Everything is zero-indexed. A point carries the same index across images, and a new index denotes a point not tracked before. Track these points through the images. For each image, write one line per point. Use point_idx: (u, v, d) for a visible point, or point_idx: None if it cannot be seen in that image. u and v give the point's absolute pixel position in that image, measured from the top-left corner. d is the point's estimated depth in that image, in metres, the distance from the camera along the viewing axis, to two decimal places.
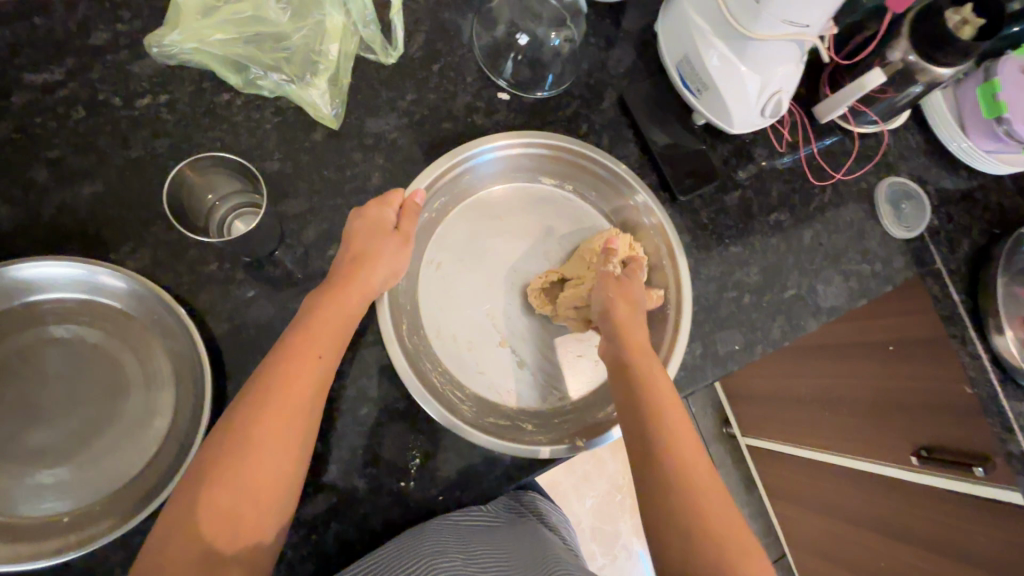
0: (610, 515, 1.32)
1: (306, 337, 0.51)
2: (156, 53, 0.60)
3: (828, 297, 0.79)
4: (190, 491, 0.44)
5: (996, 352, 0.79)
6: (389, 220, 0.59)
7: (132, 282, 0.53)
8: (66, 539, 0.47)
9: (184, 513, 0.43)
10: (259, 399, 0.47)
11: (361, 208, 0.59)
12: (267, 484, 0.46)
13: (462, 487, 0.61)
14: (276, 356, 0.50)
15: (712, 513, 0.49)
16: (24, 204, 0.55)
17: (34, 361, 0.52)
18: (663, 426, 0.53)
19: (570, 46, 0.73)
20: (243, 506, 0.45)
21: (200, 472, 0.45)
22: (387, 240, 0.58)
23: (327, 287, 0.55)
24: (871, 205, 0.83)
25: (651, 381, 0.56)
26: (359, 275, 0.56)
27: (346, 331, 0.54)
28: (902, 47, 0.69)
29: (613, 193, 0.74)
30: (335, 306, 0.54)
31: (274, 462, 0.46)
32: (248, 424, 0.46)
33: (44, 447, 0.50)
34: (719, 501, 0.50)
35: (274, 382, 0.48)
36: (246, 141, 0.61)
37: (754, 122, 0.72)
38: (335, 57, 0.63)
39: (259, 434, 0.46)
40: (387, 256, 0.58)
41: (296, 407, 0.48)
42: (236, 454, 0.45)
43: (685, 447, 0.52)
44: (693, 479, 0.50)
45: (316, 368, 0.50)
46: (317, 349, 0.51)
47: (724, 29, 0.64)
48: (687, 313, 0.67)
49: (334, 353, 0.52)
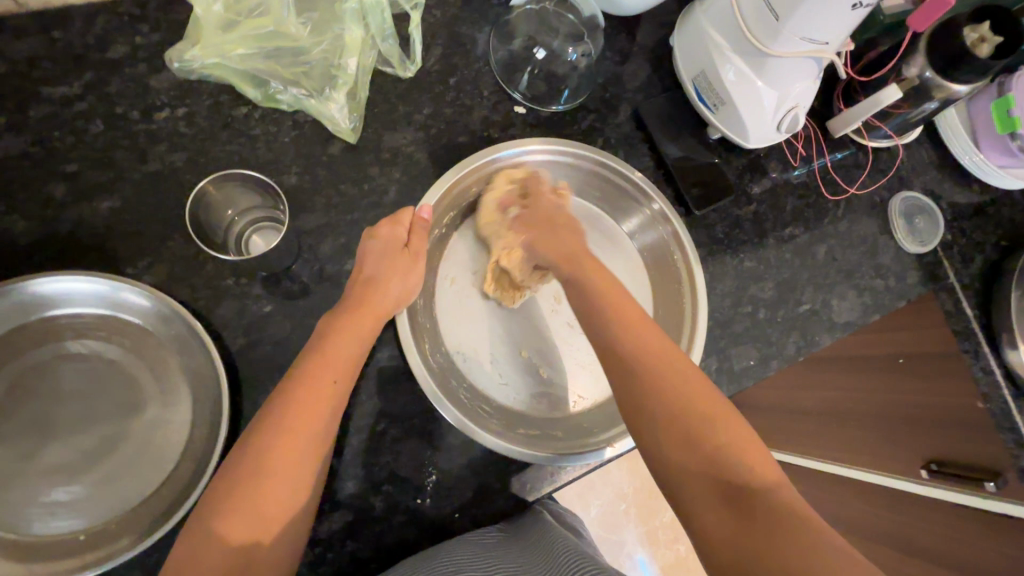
0: (616, 525, 1.31)
1: (322, 360, 0.50)
2: (177, 68, 0.59)
3: (842, 311, 0.80)
4: (206, 519, 0.43)
5: (1008, 366, 0.81)
6: (400, 238, 0.59)
7: (149, 297, 0.52)
8: (82, 558, 0.47)
9: (200, 540, 0.42)
10: (275, 420, 0.46)
11: (373, 227, 0.59)
12: (280, 511, 0.45)
13: (478, 504, 0.61)
14: (293, 377, 0.49)
15: (695, 401, 0.48)
16: (41, 217, 0.55)
17: (51, 376, 0.51)
18: (626, 328, 0.53)
19: (587, 60, 0.74)
20: (261, 532, 0.43)
21: (217, 499, 0.44)
22: (399, 257, 0.58)
23: (342, 308, 0.55)
24: (884, 219, 0.84)
25: (607, 289, 0.57)
26: (374, 294, 0.56)
27: (361, 354, 0.53)
28: (918, 63, 0.70)
29: (628, 204, 0.74)
30: (353, 329, 0.53)
31: (290, 487, 0.45)
32: (265, 446, 0.45)
33: (61, 464, 0.50)
34: (700, 388, 0.49)
35: (290, 403, 0.47)
36: (264, 155, 0.61)
37: (769, 137, 0.71)
38: (353, 71, 0.62)
39: (277, 458, 0.45)
40: (398, 276, 0.58)
41: (310, 432, 0.47)
42: (253, 478, 0.44)
43: (653, 344, 0.52)
44: (667, 373, 0.50)
45: (333, 393, 0.49)
46: (332, 370, 0.50)
47: (742, 45, 0.64)
48: (703, 328, 0.68)
49: (347, 375, 0.51)
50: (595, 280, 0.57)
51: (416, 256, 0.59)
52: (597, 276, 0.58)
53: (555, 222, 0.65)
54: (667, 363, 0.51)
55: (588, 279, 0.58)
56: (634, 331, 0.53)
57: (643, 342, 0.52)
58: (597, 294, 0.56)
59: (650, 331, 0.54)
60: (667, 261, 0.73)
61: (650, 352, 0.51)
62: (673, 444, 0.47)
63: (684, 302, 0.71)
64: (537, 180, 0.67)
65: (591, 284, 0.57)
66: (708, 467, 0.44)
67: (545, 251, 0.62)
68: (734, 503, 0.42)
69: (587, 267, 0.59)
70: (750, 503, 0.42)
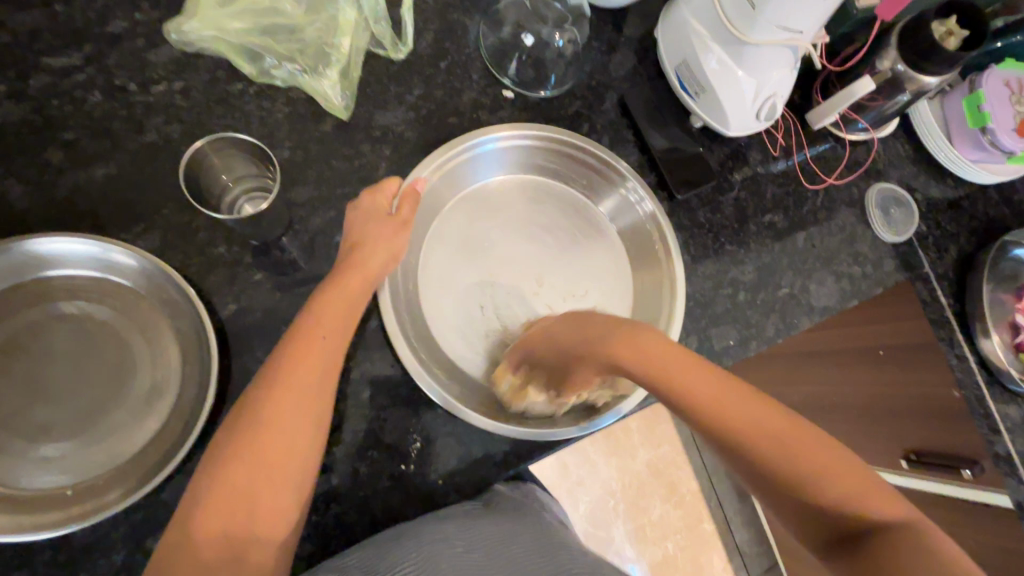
0: (603, 521, 1.32)
1: (314, 318, 0.52)
2: (175, 40, 0.62)
3: (821, 297, 0.81)
4: (208, 474, 0.45)
5: (984, 357, 0.82)
6: (386, 205, 0.60)
7: (143, 260, 0.54)
8: (69, 511, 0.48)
9: (202, 492, 0.44)
10: (270, 382, 0.49)
11: (357, 201, 0.61)
12: (281, 457, 0.47)
13: (461, 474, 0.62)
14: (286, 341, 0.51)
15: (796, 453, 0.41)
16: (39, 183, 0.57)
17: (44, 336, 0.52)
18: (693, 400, 0.45)
19: (573, 48, 0.76)
20: (256, 487, 0.45)
21: (216, 457, 0.46)
22: (383, 223, 0.59)
23: (331, 276, 0.56)
24: (861, 209, 0.85)
25: (657, 359, 0.48)
26: (359, 260, 0.57)
27: (354, 311, 0.55)
28: (891, 56, 0.72)
29: (607, 188, 0.75)
30: (345, 289, 0.55)
31: (290, 434, 0.47)
32: (259, 406, 0.47)
33: (51, 421, 0.51)
34: (798, 438, 0.42)
35: (286, 361, 0.50)
36: (258, 130, 0.63)
37: (749, 125, 0.74)
38: (346, 50, 0.65)
39: (278, 405, 0.48)
40: (387, 238, 0.59)
41: (304, 382, 0.49)
42: (249, 435, 0.46)
43: (732, 413, 0.43)
44: (757, 439, 0.42)
45: (324, 345, 0.51)
46: (323, 326, 0.52)
47: (722, 34, 0.67)
48: (681, 306, 0.68)
49: (338, 338, 0.53)
50: (643, 353, 0.48)
51: (405, 222, 0.60)
52: (645, 351, 0.48)
53: (558, 338, 0.57)
54: (757, 426, 0.43)
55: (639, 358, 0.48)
56: (703, 403, 0.44)
57: (713, 404, 0.44)
58: (653, 375, 0.47)
59: (718, 390, 0.45)
60: (646, 245, 0.74)
61: (730, 423, 0.43)
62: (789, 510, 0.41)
63: (662, 285, 0.72)
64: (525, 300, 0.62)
65: (640, 359, 0.48)
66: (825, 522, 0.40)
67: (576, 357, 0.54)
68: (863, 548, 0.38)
69: (629, 346, 0.49)
70: (875, 551, 0.38)
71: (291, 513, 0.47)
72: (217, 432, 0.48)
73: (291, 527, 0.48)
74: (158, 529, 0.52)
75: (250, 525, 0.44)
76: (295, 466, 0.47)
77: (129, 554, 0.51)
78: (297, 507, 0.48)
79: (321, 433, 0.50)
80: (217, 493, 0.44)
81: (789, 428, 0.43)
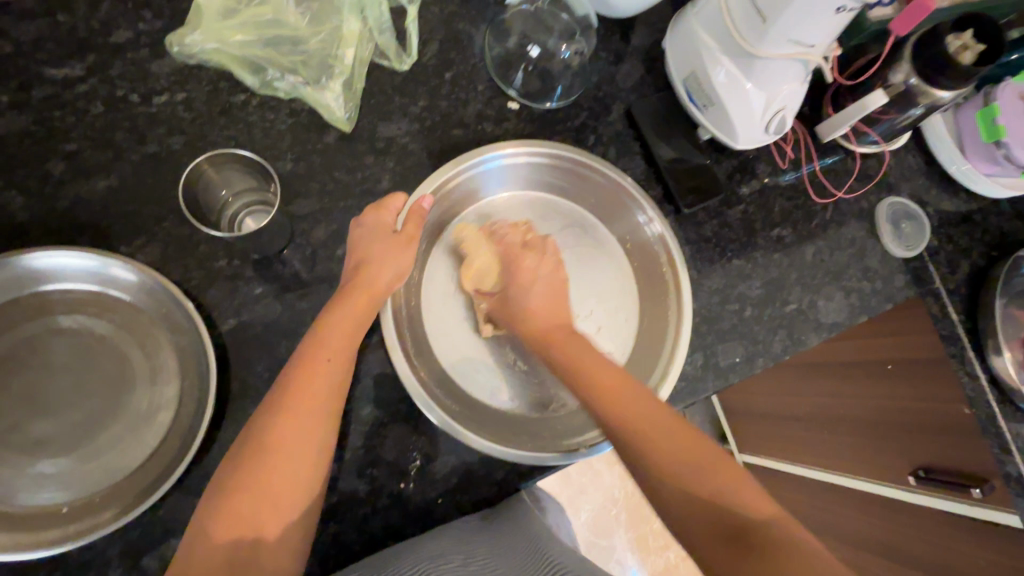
0: (605, 531, 1.31)
1: (318, 344, 0.51)
2: (177, 51, 0.61)
3: (829, 312, 0.79)
4: (214, 504, 0.45)
5: (994, 373, 0.79)
6: (389, 224, 0.59)
7: (143, 275, 0.53)
8: (65, 530, 0.47)
9: (208, 520, 0.44)
10: (275, 409, 0.48)
11: (361, 215, 0.60)
12: (288, 486, 0.46)
13: (461, 492, 0.61)
14: (290, 366, 0.50)
15: (691, 454, 0.47)
16: (39, 194, 0.56)
17: (42, 350, 0.52)
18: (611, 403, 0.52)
19: (580, 58, 0.75)
20: (261, 515, 0.45)
21: (220, 485, 0.45)
22: (388, 241, 0.58)
23: (336, 297, 0.55)
24: (872, 223, 0.84)
25: (590, 361, 0.56)
26: (363, 279, 0.56)
27: (359, 335, 0.54)
28: (904, 70, 0.70)
29: (616, 205, 0.74)
30: (349, 310, 0.54)
31: (296, 461, 0.47)
32: (264, 433, 0.47)
33: (47, 437, 0.50)
34: (694, 443, 0.49)
35: (290, 387, 0.49)
36: (261, 141, 0.62)
37: (758, 138, 0.72)
38: (350, 62, 0.64)
39: (280, 434, 0.47)
40: (391, 258, 0.57)
41: (308, 411, 0.48)
42: (254, 463, 0.46)
43: (623, 394, 0.52)
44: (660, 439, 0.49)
45: (328, 371, 0.50)
46: (328, 350, 0.51)
47: (731, 46, 0.66)
48: (687, 329, 0.67)
49: (344, 360, 0.52)
50: (575, 352, 0.57)
51: (409, 240, 0.59)
52: (577, 351, 0.57)
53: (530, 299, 0.62)
54: (657, 428, 0.50)
55: (571, 354, 0.57)
56: (620, 408, 0.52)
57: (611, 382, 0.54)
58: (580, 372, 0.55)
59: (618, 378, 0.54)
60: (652, 261, 0.73)
61: (637, 423, 0.50)
62: (682, 505, 0.45)
63: (669, 302, 0.71)
64: (506, 245, 0.66)
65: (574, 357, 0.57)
66: (714, 521, 0.43)
67: (535, 291, 0.63)
68: (745, 543, 0.41)
69: (571, 344, 0.58)
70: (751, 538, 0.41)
71: (298, 542, 0.47)
72: (223, 461, 0.47)
73: (300, 554, 0.47)
74: (156, 546, 0.51)
75: (255, 554, 0.44)
76: (300, 496, 0.47)
77: (124, 571, 0.50)
78: (301, 536, 0.47)
79: (325, 458, 0.49)
80: (226, 522, 0.44)
81: (686, 436, 0.49)
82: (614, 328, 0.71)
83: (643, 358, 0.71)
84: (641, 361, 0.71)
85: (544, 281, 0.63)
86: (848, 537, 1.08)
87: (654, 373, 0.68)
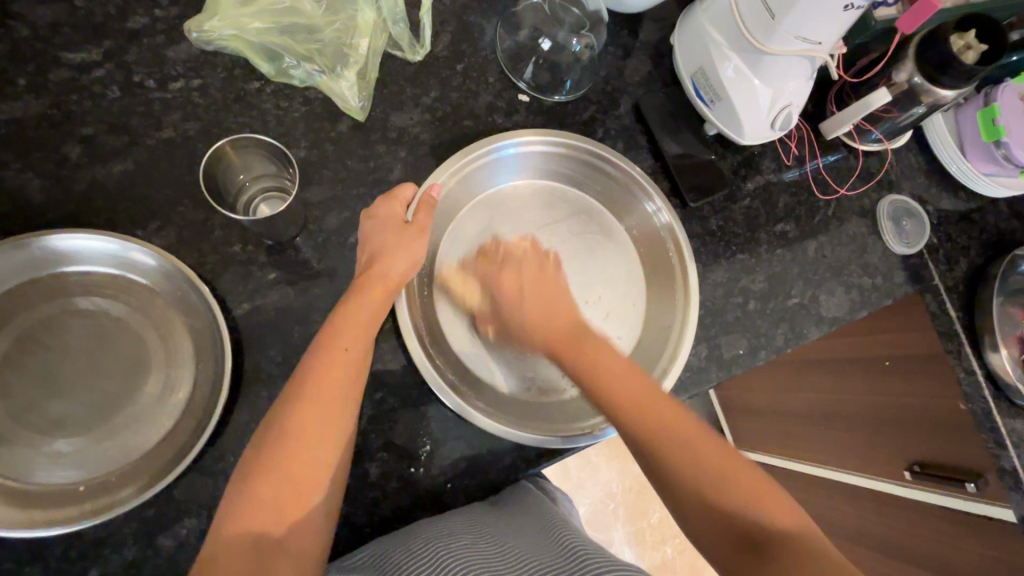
0: (603, 524, 1.32)
1: (337, 332, 0.52)
2: (195, 38, 0.61)
3: (830, 307, 0.80)
4: (238, 490, 0.45)
5: (991, 370, 0.81)
6: (399, 215, 0.60)
7: (160, 258, 0.54)
8: (82, 508, 0.48)
9: (233, 506, 0.45)
10: (295, 397, 0.49)
11: (372, 207, 0.61)
12: (306, 470, 0.47)
13: (470, 477, 0.62)
14: (310, 354, 0.51)
15: (712, 468, 0.47)
16: (56, 177, 0.57)
17: (59, 331, 0.53)
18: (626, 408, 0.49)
19: (590, 53, 0.76)
20: (285, 500, 0.45)
21: (245, 472, 0.46)
22: (403, 231, 0.59)
23: (352, 287, 0.56)
24: (873, 220, 0.85)
25: (593, 358, 0.53)
26: (378, 270, 0.56)
27: (376, 324, 0.55)
28: (908, 69, 0.72)
29: (626, 196, 0.75)
30: (366, 299, 0.55)
31: (316, 447, 0.47)
32: (284, 420, 0.48)
33: (64, 417, 0.51)
34: (719, 454, 0.47)
35: (311, 374, 0.50)
36: (275, 129, 0.63)
37: (764, 134, 0.73)
38: (364, 51, 0.65)
39: (300, 422, 0.48)
40: (406, 248, 0.58)
41: (326, 398, 0.49)
42: (276, 450, 0.46)
43: (636, 399, 0.50)
44: (680, 452, 0.47)
45: (346, 360, 0.51)
46: (345, 338, 0.52)
47: (740, 43, 0.67)
48: (695, 315, 0.69)
49: (361, 348, 0.53)
50: (583, 351, 0.53)
51: (421, 229, 0.59)
52: (586, 350, 0.54)
53: (523, 295, 0.58)
54: (676, 435, 0.48)
55: (584, 355, 0.53)
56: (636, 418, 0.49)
57: (622, 385, 0.51)
58: (584, 374, 0.52)
59: (632, 380, 0.51)
60: (660, 252, 0.74)
61: (662, 434, 0.48)
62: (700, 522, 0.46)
63: (676, 291, 0.72)
64: (486, 257, 0.64)
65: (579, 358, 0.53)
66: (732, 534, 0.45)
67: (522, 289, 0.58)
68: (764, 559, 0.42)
69: (579, 342, 0.54)
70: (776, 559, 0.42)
71: (321, 526, 0.47)
72: (247, 449, 0.48)
73: (321, 540, 0.48)
74: (170, 525, 0.52)
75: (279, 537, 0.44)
76: (321, 481, 0.47)
77: (140, 550, 0.51)
78: (324, 521, 0.48)
79: (345, 445, 0.50)
80: (250, 505, 0.45)
81: (711, 447, 0.48)
82: (621, 313, 0.73)
83: (651, 344, 0.72)
84: (648, 348, 0.72)
85: (533, 273, 0.59)
86: (850, 534, 1.08)
87: (664, 357, 0.69)
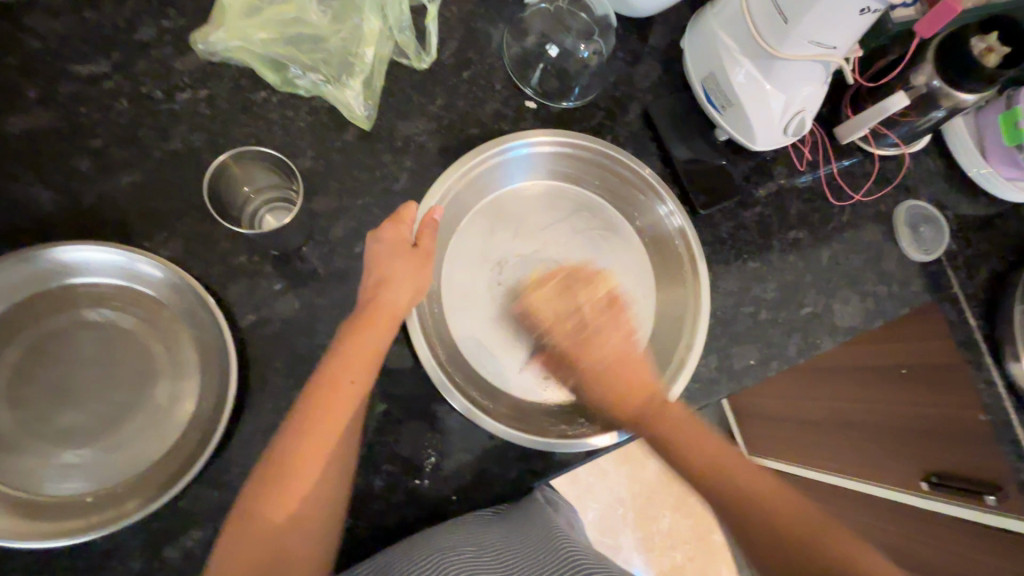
0: (613, 530, 1.31)
1: (343, 361, 0.52)
2: (201, 50, 0.62)
3: (844, 316, 0.79)
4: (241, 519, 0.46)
5: (1012, 379, 0.79)
6: (407, 237, 0.59)
7: (167, 271, 0.54)
8: (89, 519, 0.48)
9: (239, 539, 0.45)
10: (300, 429, 0.49)
11: (375, 231, 0.59)
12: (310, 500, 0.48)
13: (475, 489, 0.61)
14: (314, 383, 0.52)
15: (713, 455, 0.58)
16: (66, 189, 0.57)
17: (68, 342, 0.53)
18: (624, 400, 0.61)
19: (598, 58, 0.75)
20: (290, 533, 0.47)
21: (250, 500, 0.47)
22: (407, 253, 0.58)
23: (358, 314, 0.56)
24: (890, 226, 0.83)
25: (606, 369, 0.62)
26: (387, 295, 0.56)
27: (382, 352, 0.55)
28: (927, 72, 0.70)
29: (635, 200, 0.74)
30: (376, 322, 0.55)
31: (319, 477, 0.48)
32: (287, 454, 0.48)
33: (72, 428, 0.51)
34: (703, 439, 0.59)
35: (317, 402, 0.50)
36: (281, 139, 0.63)
37: (776, 141, 0.71)
38: (370, 61, 0.64)
39: (307, 454, 0.48)
40: (408, 276, 0.58)
41: (335, 424, 0.50)
42: (282, 479, 0.47)
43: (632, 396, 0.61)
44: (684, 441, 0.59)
45: (352, 390, 0.51)
46: (352, 365, 0.52)
47: (752, 47, 0.65)
48: (706, 314, 0.68)
49: (367, 377, 0.53)
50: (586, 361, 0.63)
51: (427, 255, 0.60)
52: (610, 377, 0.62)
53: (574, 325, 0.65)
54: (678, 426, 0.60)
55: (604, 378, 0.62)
56: (706, 458, 0.58)
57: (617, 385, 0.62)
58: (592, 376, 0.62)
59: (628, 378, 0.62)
60: (671, 255, 0.73)
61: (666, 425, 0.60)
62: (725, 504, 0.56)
63: (686, 292, 0.71)
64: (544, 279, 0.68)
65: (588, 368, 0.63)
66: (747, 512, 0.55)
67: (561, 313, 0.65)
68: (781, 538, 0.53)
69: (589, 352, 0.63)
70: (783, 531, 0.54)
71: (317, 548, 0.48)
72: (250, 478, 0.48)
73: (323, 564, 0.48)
74: (176, 536, 0.52)
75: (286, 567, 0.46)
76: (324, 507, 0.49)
77: (145, 561, 0.52)
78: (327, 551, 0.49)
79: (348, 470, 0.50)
80: (268, 517, 0.46)
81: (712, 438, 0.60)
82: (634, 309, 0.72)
83: (667, 340, 0.71)
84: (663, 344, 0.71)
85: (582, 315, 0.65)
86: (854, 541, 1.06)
87: (679, 352, 0.69)
